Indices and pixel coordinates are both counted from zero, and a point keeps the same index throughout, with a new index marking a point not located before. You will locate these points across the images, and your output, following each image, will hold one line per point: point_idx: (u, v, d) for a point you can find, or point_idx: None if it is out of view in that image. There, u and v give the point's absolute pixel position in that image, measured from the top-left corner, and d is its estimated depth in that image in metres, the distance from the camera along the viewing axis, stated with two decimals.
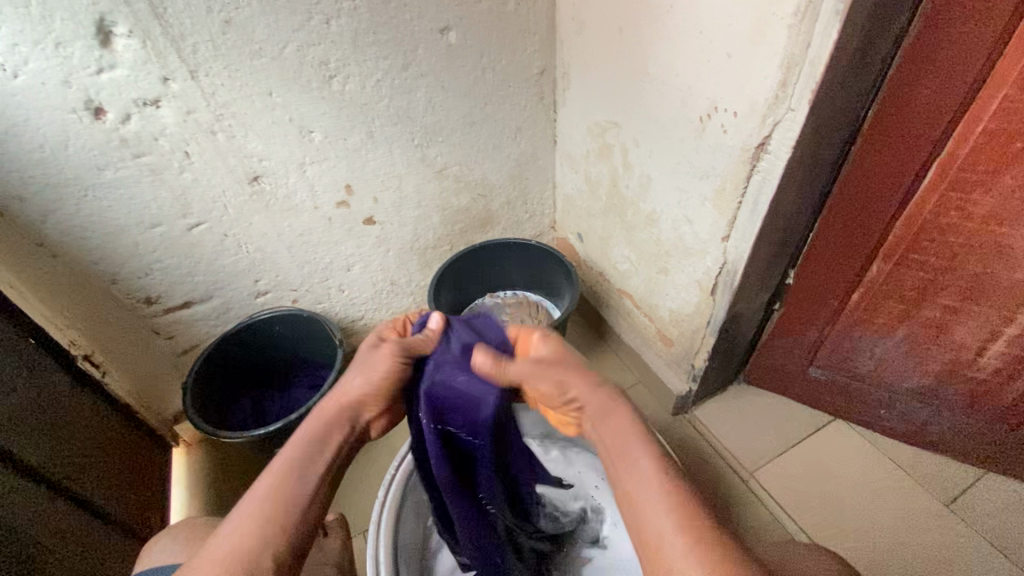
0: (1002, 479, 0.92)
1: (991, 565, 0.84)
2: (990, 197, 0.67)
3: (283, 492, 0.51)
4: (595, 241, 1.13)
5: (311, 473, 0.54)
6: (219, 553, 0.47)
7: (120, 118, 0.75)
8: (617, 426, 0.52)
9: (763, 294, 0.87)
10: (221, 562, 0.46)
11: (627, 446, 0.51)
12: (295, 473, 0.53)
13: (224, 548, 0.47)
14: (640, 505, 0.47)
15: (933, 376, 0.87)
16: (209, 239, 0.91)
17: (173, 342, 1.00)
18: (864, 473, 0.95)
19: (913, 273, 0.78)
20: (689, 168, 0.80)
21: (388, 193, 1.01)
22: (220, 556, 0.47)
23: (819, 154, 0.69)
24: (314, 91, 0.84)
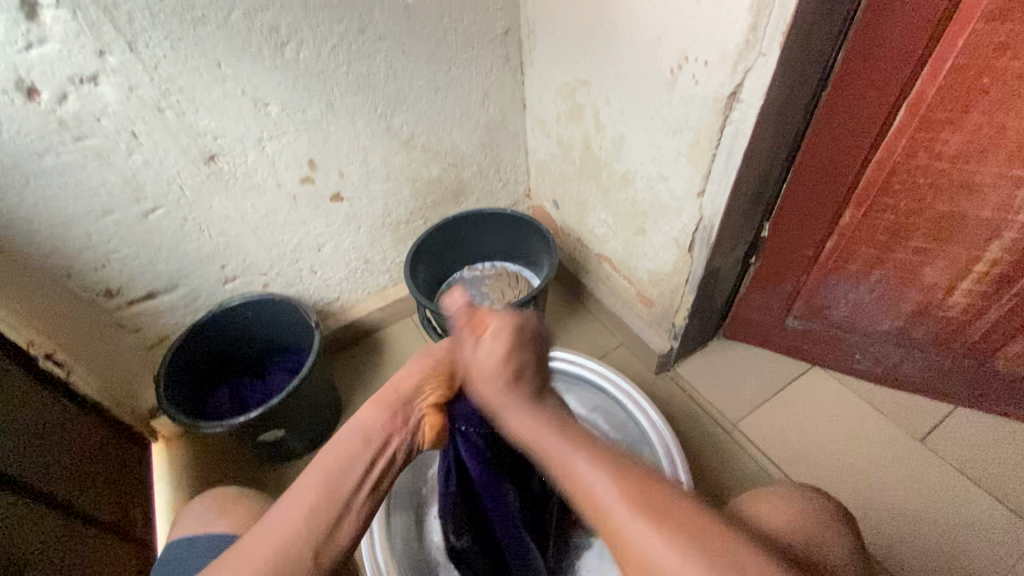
0: (968, 410, 0.97)
1: (961, 491, 0.88)
2: (956, 135, 0.67)
3: (333, 486, 0.46)
4: (570, 206, 1.11)
5: (360, 467, 0.49)
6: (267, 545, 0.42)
7: (56, 98, 0.69)
8: (550, 434, 0.49)
9: (740, 247, 0.88)
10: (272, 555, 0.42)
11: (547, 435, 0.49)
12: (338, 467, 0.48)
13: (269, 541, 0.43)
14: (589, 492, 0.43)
15: (903, 318, 0.90)
16: (168, 225, 0.86)
17: (140, 336, 0.96)
18: (841, 415, 0.98)
19: (885, 218, 0.78)
20: (661, 124, 0.78)
21: (354, 166, 0.97)
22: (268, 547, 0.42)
23: (791, 101, 0.68)
24: (266, 60, 0.79)
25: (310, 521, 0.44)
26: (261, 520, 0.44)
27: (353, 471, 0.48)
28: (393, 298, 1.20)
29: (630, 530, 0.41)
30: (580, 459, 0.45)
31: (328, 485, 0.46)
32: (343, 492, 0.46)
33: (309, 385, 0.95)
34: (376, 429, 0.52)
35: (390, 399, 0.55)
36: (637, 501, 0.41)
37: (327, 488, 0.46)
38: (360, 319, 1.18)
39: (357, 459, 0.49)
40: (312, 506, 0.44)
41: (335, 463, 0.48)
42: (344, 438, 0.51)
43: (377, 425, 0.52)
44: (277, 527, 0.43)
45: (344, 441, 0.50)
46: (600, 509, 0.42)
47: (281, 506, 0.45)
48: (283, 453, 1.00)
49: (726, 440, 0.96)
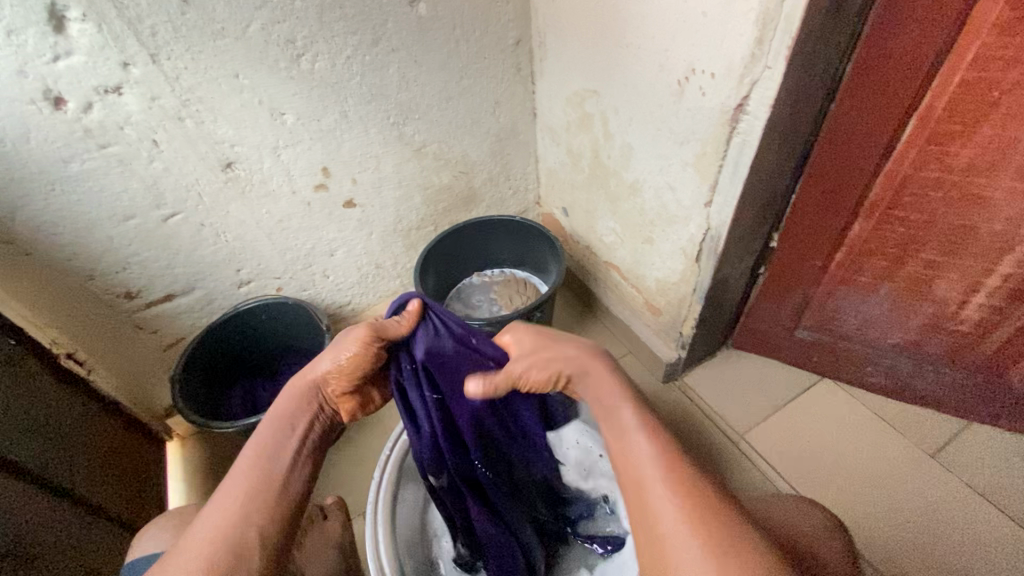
0: (984, 427, 0.95)
1: (975, 509, 0.86)
2: (967, 148, 0.67)
3: (264, 471, 0.52)
4: (579, 214, 1.12)
5: (288, 456, 0.54)
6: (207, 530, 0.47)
7: (82, 107, 0.72)
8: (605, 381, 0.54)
9: (749, 257, 0.87)
10: (208, 539, 0.47)
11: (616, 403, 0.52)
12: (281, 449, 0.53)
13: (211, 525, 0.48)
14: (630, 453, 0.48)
15: (915, 331, 0.88)
16: (186, 230, 0.89)
17: (158, 336, 0.98)
18: (851, 428, 0.96)
19: (895, 230, 0.78)
20: (668, 134, 0.79)
21: (367, 174, 0.99)
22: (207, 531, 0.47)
23: (797, 114, 0.68)
24: (282, 71, 0.81)
25: (251, 503, 0.49)
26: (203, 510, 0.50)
27: (282, 460, 0.53)
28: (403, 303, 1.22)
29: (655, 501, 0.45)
30: (635, 427, 0.49)
31: (263, 470, 0.52)
32: (279, 474, 0.52)
33: None
34: (296, 416, 0.57)
35: (306, 391, 0.59)
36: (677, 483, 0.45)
37: (259, 474, 0.51)
38: None
39: (283, 445, 0.55)
40: (249, 494, 0.50)
41: (262, 455, 0.53)
42: (269, 428, 0.56)
43: (299, 412, 0.58)
44: (214, 521, 0.48)
45: (268, 433, 0.55)
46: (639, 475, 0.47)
47: (220, 495, 0.50)
48: None
49: (732, 449, 0.96)
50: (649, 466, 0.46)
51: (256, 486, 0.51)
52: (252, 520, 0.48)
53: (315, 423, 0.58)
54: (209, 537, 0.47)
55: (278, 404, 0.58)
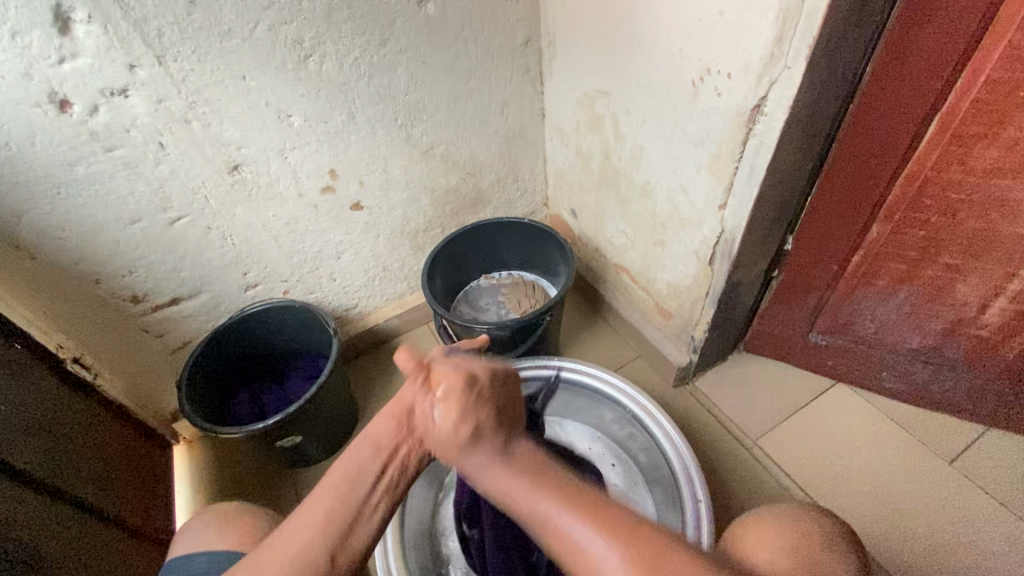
0: (1003, 433, 0.93)
1: (994, 518, 0.85)
2: (991, 149, 0.65)
3: (340, 497, 0.48)
4: (589, 216, 1.11)
5: (369, 479, 0.50)
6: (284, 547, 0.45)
7: (88, 110, 0.71)
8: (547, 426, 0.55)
9: (763, 260, 0.86)
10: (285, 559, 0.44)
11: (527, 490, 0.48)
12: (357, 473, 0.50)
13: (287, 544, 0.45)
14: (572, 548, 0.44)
15: (932, 336, 0.87)
16: (192, 233, 0.88)
17: (164, 340, 0.98)
18: (867, 434, 0.95)
19: (914, 233, 0.76)
20: (682, 136, 0.77)
21: (374, 176, 0.98)
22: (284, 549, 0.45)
23: (815, 115, 0.66)
24: (289, 72, 0.80)
25: (325, 525, 0.46)
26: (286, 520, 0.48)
27: (364, 483, 0.50)
28: (410, 306, 1.20)
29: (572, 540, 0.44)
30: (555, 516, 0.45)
31: (343, 492, 0.49)
32: (357, 499, 0.49)
33: (326, 391, 0.96)
34: (386, 438, 0.54)
35: (397, 411, 0.55)
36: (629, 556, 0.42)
37: (334, 499, 0.48)
38: (377, 326, 1.19)
39: (366, 467, 0.51)
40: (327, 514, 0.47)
41: (344, 475, 0.50)
42: (358, 446, 0.53)
43: (388, 436, 0.54)
44: (291, 540, 0.45)
45: (355, 450, 0.52)
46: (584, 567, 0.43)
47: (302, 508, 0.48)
48: (299, 459, 1.01)
49: (745, 456, 0.94)
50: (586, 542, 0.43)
51: (334, 509, 0.47)
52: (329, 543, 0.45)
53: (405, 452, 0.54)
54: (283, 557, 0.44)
55: (374, 421, 0.55)
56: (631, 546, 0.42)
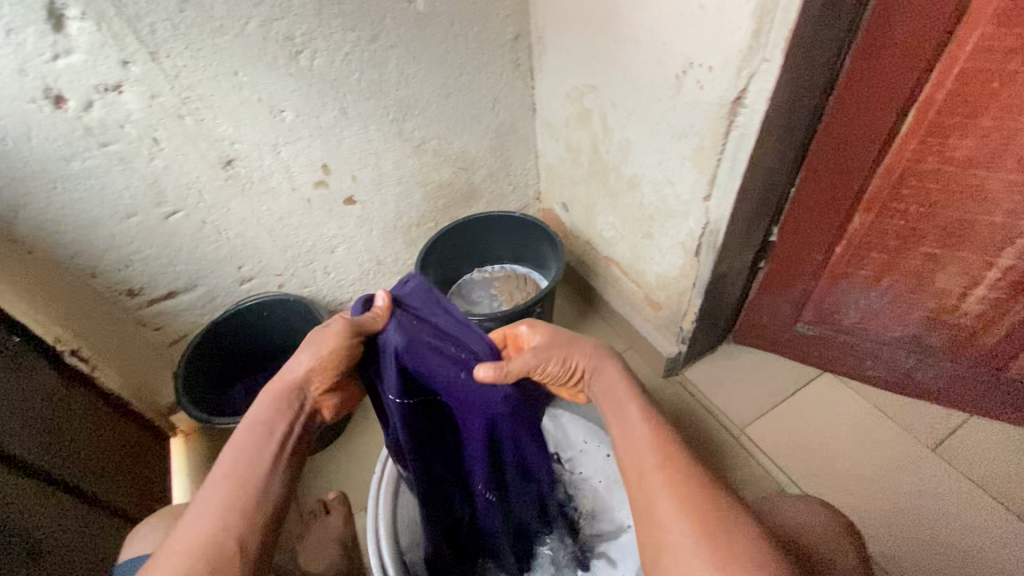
0: (985, 420, 0.94)
1: (976, 502, 0.86)
2: (967, 140, 0.66)
3: (244, 476, 0.52)
4: (579, 209, 1.12)
5: (267, 459, 0.54)
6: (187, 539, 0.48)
7: (82, 106, 0.73)
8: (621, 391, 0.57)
9: (748, 251, 0.87)
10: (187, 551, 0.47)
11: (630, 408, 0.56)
12: (256, 456, 0.54)
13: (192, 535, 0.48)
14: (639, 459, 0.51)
15: (915, 324, 0.88)
16: (187, 227, 0.90)
17: (161, 333, 0.99)
18: (853, 423, 0.96)
19: (895, 223, 0.77)
20: (667, 129, 0.79)
21: (366, 170, 0.99)
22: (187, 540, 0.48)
23: (796, 107, 0.68)
24: (281, 68, 0.81)
25: (227, 509, 0.50)
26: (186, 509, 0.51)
27: (263, 462, 0.53)
28: None
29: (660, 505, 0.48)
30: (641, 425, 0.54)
31: (239, 478, 0.52)
32: (257, 480, 0.52)
33: None
34: (277, 421, 0.57)
35: (284, 392, 0.58)
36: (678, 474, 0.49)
37: (238, 479, 0.52)
38: None
39: (262, 451, 0.54)
40: (228, 498, 0.50)
41: (241, 463, 0.53)
42: (246, 433, 0.55)
43: (277, 416, 0.57)
44: (193, 529, 0.49)
45: (247, 438, 0.55)
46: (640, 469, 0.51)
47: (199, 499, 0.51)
48: None
49: (733, 444, 0.96)
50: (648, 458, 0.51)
51: (235, 494, 0.51)
52: (232, 527, 0.49)
53: (293, 426, 0.58)
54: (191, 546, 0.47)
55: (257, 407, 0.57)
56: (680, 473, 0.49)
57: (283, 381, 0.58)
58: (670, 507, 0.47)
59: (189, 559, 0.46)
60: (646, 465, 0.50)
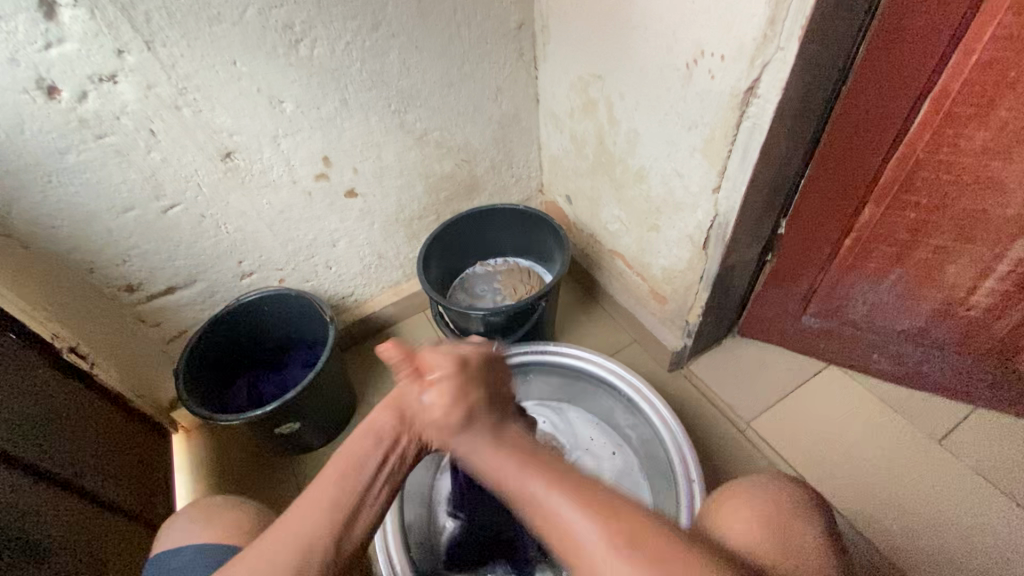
0: (990, 412, 0.95)
1: (982, 494, 0.86)
2: (981, 131, 0.65)
3: (348, 479, 0.50)
4: (583, 202, 1.11)
5: (371, 468, 0.51)
6: (291, 537, 0.45)
7: (76, 97, 0.70)
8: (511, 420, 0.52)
9: (757, 244, 0.86)
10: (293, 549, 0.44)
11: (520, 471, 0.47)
12: (361, 461, 0.51)
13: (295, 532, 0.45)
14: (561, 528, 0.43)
15: (922, 317, 0.88)
16: (186, 221, 0.88)
17: (161, 329, 0.98)
18: (859, 416, 0.96)
19: (906, 215, 0.76)
20: (676, 120, 0.77)
21: (368, 162, 0.98)
22: (291, 538, 0.45)
23: (808, 97, 0.67)
24: (280, 57, 0.79)
25: (332, 512, 0.47)
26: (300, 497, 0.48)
27: (368, 468, 0.51)
28: (406, 293, 1.21)
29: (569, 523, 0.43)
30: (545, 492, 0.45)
31: (342, 480, 0.49)
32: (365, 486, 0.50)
33: (325, 378, 0.96)
34: (389, 426, 0.55)
35: (396, 400, 0.56)
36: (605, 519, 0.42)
37: (342, 481, 0.49)
38: (374, 314, 1.19)
39: (372, 455, 0.52)
40: (332, 499, 0.48)
41: (348, 465, 0.51)
42: (361, 432, 0.54)
43: (388, 426, 0.54)
44: (298, 526, 0.46)
45: (355, 443, 0.53)
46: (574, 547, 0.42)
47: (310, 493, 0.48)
48: (298, 445, 1.01)
49: (739, 438, 0.96)
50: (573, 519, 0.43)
51: (337, 494, 0.48)
52: (333, 528, 0.46)
53: (406, 438, 0.55)
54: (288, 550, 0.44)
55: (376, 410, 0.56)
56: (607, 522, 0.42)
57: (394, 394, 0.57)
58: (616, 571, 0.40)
59: (297, 553, 0.44)
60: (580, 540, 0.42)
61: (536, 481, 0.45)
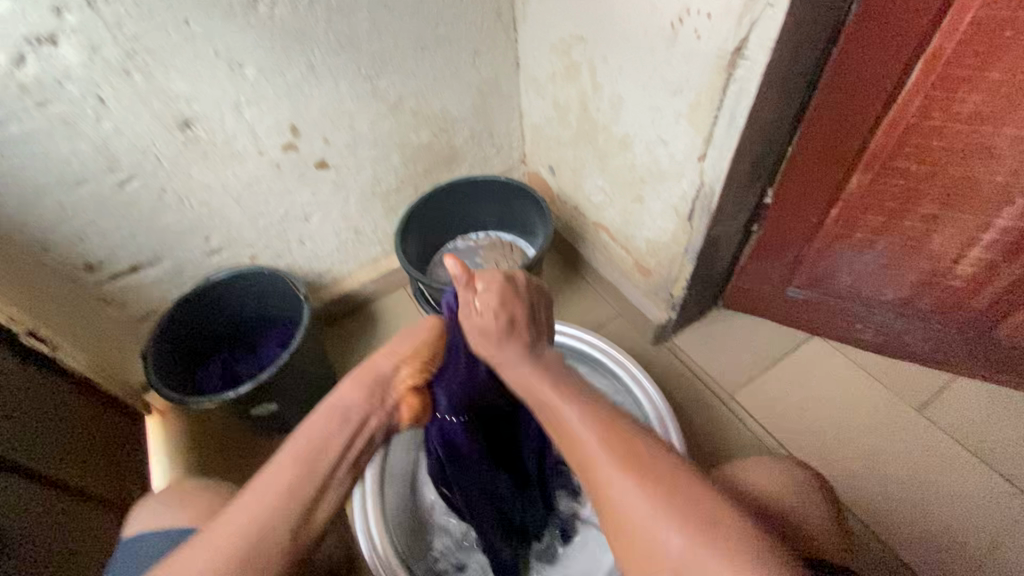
0: (968, 380, 0.95)
1: (956, 461, 0.88)
2: (974, 95, 0.63)
3: (310, 461, 0.49)
4: (567, 172, 1.07)
5: (333, 451, 0.51)
6: (249, 515, 0.44)
7: (13, 60, 0.65)
8: (545, 388, 0.53)
9: (742, 215, 0.84)
10: (249, 528, 0.43)
11: (552, 390, 0.52)
12: (322, 443, 0.51)
13: (252, 512, 0.44)
14: (577, 440, 0.48)
15: (906, 287, 0.87)
16: (146, 195, 0.83)
17: (126, 310, 0.94)
18: (840, 386, 0.96)
19: (894, 183, 0.74)
20: (661, 84, 0.74)
21: (339, 132, 0.93)
22: (248, 517, 0.44)
23: (798, 59, 0.63)
24: (238, 17, 0.73)
25: (289, 495, 0.46)
26: (254, 480, 0.47)
27: (329, 452, 0.50)
28: (386, 270, 1.17)
29: (617, 491, 0.44)
30: (572, 409, 0.50)
31: (303, 461, 0.48)
32: (321, 473, 0.49)
33: (302, 358, 0.93)
34: (352, 409, 0.54)
35: (368, 379, 0.57)
36: (614, 442, 0.46)
37: (304, 462, 0.48)
38: (353, 291, 1.15)
39: (332, 438, 0.52)
40: (291, 480, 0.47)
41: (307, 447, 0.50)
42: (323, 415, 0.53)
43: (355, 406, 0.55)
44: (255, 504, 0.45)
45: (318, 421, 0.52)
46: (590, 457, 0.47)
47: (267, 479, 0.47)
48: (277, 426, 0.99)
49: (722, 410, 0.96)
50: (585, 429, 0.48)
51: (297, 479, 0.47)
52: (290, 514, 0.45)
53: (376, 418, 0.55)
54: (238, 539, 0.43)
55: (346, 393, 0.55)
56: (625, 448, 0.46)
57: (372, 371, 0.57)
58: (623, 488, 0.44)
59: (256, 530, 0.43)
60: (587, 449, 0.47)
61: (565, 400, 0.51)
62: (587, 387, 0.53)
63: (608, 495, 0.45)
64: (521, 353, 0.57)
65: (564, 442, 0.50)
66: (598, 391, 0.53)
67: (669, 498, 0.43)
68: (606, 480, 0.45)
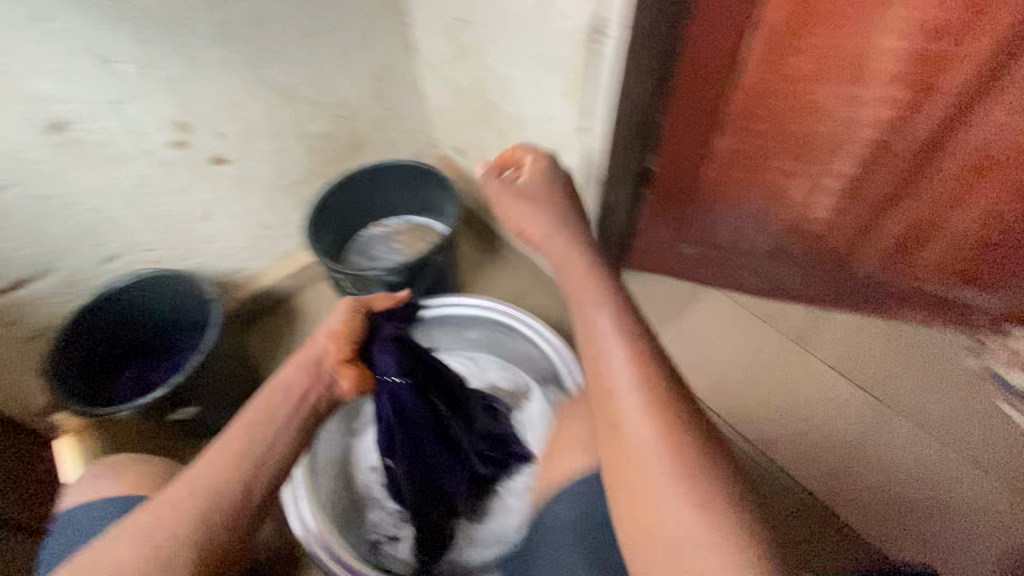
0: (841, 313, 1.08)
1: (829, 385, 1.01)
2: (801, 57, 0.71)
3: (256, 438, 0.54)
4: (473, 152, 1.10)
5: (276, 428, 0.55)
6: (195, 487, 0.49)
7: None
8: (607, 334, 0.52)
9: (630, 180, 0.91)
10: (195, 499, 0.49)
11: (620, 352, 0.51)
12: (265, 423, 0.55)
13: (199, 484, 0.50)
14: (623, 414, 0.48)
15: (778, 236, 0.96)
16: (21, 204, 0.78)
17: (15, 329, 0.88)
18: (732, 332, 1.08)
19: (751, 141, 0.83)
20: (541, 61, 0.78)
21: (232, 126, 0.91)
22: (196, 488, 0.49)
23: (650, 29, 0.69)
24: (101, 10, 0.70)
25: (232, 472, 0.51)
26: (186, 471, 0.51)
27: (272, 431, 0.55)
28: (303, 263, 1.16)
29: (650, 467, 0.45)
30: (623, 373, 0.49)
31: (245, 443, 0.53)
32: (263, 450, 0.53)
33: (218, 359, 0.92)
34: (293, 389, 0.59)
35: (305, 359, 0.61)
36: (666, 423, 0.46)
37: (249, 440, 0.53)
38: (271, 288, 1.14)
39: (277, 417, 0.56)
40: (237, 457, 0.52)
41: (254, 419, 0.55)
42: (268, 392, 0.58)
43: (298, 383, 0.59)
44: (201, 478, 0.50)
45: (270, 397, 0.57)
46: (624, 427, 0.48)
47: (198, 469, 0.51)
48: (201, 430, 0.97)
49: None
50: (636, 411, 0.47)
51: (239, 454, 0.52)
52: (235, 485, 0.50)
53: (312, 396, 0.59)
54: (183, 510, 0.48)
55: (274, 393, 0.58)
56: (667, 433, 0.46)
57: (308, 354, 0.61)
58: (658, 467, 0.45)
59: (200, 503, 0.49)
60: (629, 422, 0.47)
61: (619, 356, 0.51)
62: (653, 354, 0.51)
63: (635, 474, 0.46)
64: (606, 310, 0.54)
65: (608, 402, 0.50)
66: (665, 363, 0.51)
67: (695, 490, 0.44)
68: (640, 455, 0.46)
